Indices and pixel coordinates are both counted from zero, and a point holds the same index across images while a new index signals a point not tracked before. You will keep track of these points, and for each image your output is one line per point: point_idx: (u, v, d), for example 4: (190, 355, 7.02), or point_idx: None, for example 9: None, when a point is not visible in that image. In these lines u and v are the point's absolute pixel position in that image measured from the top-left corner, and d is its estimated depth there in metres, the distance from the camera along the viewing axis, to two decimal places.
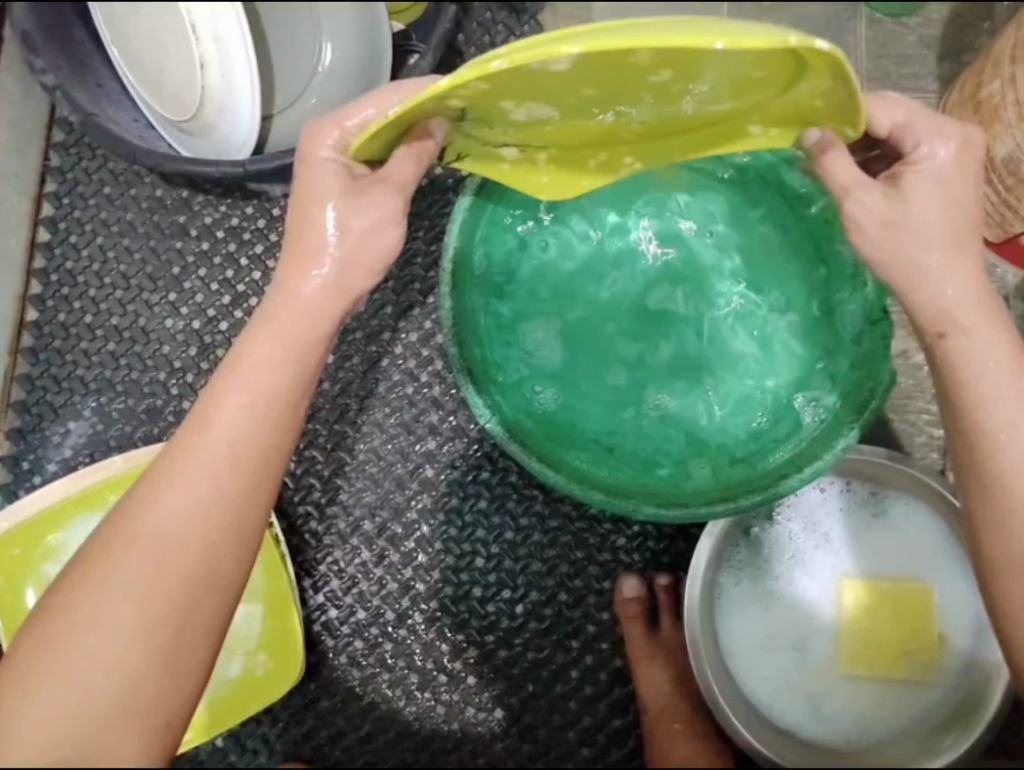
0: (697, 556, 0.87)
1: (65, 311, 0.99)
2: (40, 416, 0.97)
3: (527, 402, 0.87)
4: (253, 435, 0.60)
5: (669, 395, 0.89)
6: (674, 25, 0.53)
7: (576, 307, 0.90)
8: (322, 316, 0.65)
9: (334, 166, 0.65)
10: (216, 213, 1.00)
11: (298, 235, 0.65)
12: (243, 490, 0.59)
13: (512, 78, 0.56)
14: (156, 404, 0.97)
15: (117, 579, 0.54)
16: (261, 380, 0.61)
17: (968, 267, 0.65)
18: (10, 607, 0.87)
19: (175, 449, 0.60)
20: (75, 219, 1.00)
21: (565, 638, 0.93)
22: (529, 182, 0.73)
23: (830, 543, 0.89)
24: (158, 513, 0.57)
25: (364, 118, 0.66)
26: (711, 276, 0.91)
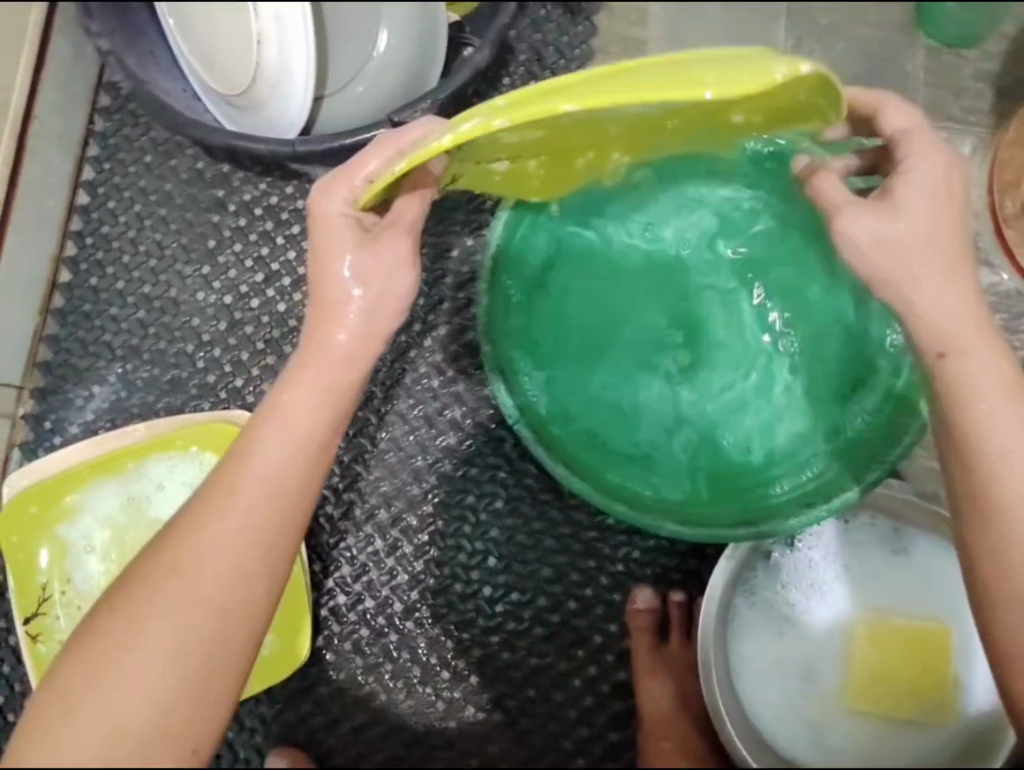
0: (713, 578, 0.85)
1: (98, 275, 0.98)
2: (64, 378, 0.96)
3: (552, 408, 0.85)
4: (288, 474, 0.59)
5: (697, 413, 0.86)
6: (663, 69, 0.55)
7: (608, 316, 0.88)
8: (354, 361, 0.64)
9: (346, 222, 0.63)
10: (256, 191, 0.99)
11: (324, 274, 0.64)
12: (277, 526, 0.58)
13: (516, 129, 0.58)
14: (181, 376, 0.96)
15: (158, 609, 0.54)
16: (303, 412, 0.61)
17: (946, 295, 0.61)
18: (24, 565, 0.88)
19: (214, 483, 0.59)
20: (114, 185, 1.00)
21: (570, 646, 0.92)
22: (519, 181, 0.74)
23: (849, 575, 0.87)
24: (194, 548, 0.56)
25: (369, 172, 0.62)
26: (751, 296, 0.88)
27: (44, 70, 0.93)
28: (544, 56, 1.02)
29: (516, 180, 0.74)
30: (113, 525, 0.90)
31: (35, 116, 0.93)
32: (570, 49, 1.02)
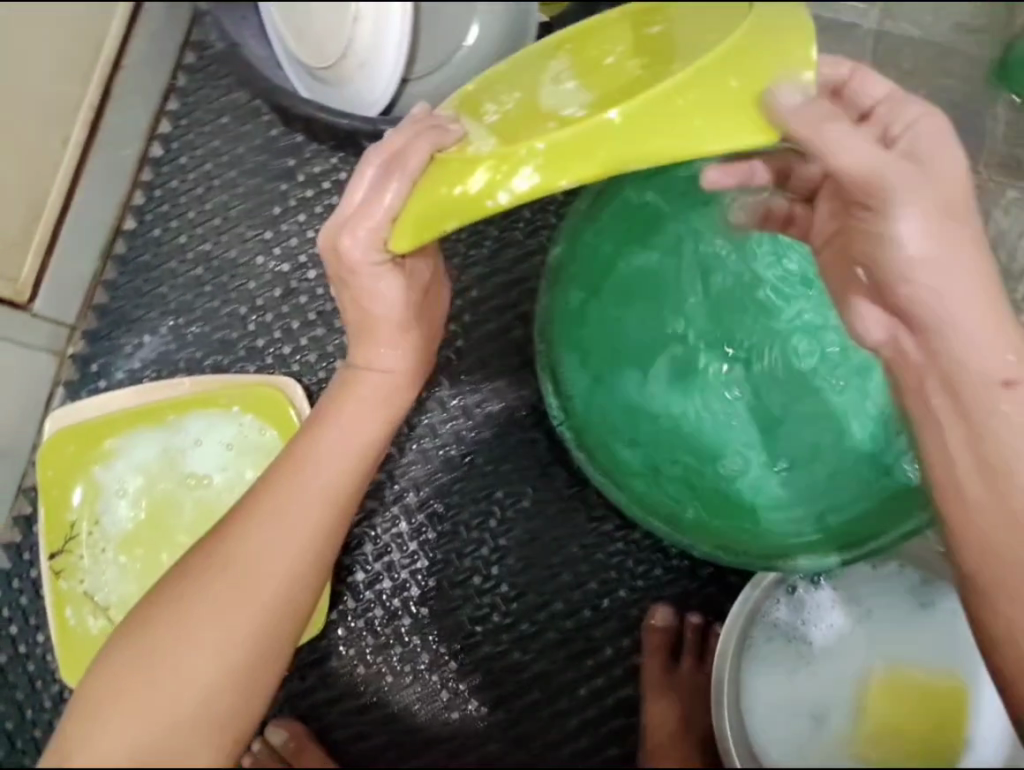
0: (736, 607, 0.84)
1: (162, 227, 0.98)
2: (117, 324, 0.97)
3: (596, 413, 0.85)
4: (340, 480, 0.64)
5: (739, 437, 0.86)
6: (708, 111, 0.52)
7: (661, 330, 0.88)
8: (404, 383, 0.70)
9: (371, 260, 0.62)
10: (325, 165, 0.98)
11: (368, 309, 0.66)
12: (327, 528, 0.62)
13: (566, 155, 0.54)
14: (231, 337, 0.96)
15: (211, 603, 0.56)
16: (356, 427, 0.67)
17: (977, 296, 0.54)
18: (57, 501, 0.90)
19: (268, 486, 0.63)
20: (188, 142, 0.99)
21: (581, 654, 0.92)
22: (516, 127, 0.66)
23: (870, 623, 0.85)
24: (250, 544, 0.59)
25: (390, 210, 0.59)
26: (803, 340, 0.87)
27: (139, 24, 0.96)
28: None
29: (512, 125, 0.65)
30: (146, 472, 0.91)
31: (123, 65, 0.95)
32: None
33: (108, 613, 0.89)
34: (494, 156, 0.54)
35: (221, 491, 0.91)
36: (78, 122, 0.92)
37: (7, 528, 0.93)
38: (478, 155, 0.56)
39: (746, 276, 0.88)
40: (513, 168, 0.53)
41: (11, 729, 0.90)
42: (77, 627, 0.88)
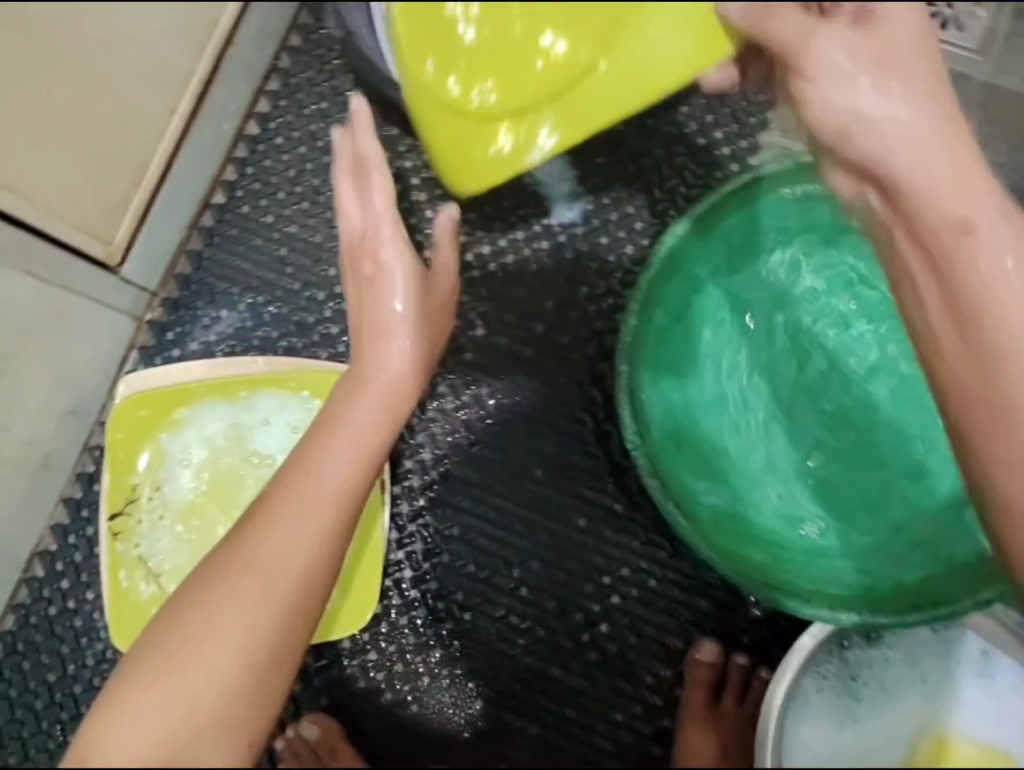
0: (789, 653, 0.83)
1: (251, 204, 0.99)
2: (197, 296, 0.98)
3: (666, 442, 0.85)
4: (348, 483, 0.70)
5: (796, 483, 0.86)
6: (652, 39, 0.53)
7: (728, 366, 0.88)
8: (408, 379, 0.76)
9: (398, 259, 0.77)
10: (418, 161, 0.98)
11: (387, 309, 0.77)
12: (334, 530, 0.67)
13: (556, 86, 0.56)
14: (307, 320, 0.96)
15: (223, 604, 0.61)
16: (361, 430, 0.73)
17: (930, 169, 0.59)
18: (123, 464, 0.91)
19: (284, 490, 0.68)
20: (286, 122, 0.99)
21: (621, 678, 0.91)
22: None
23: (924, 686, 0.85)
24: (264, 549, 0.64)
25: (391, 234, 0.76)
26: (865, 389, 0.87)
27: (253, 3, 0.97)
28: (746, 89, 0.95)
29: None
30: (212, 445, 0.92)
31: (235, 41, 0.96)
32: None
33: (159, 579, 0.90)
34: (511, 114, 0.57)
35: None
36: (186, 94, 0.94)
37: (70, 482, 0.95)
38: (488, 109, 0.57)
39: (818, 323, 0.88)
40: (530, 131, 0.57)
41: (52, 681, 0.92)
42: (128, 591, 0.89)
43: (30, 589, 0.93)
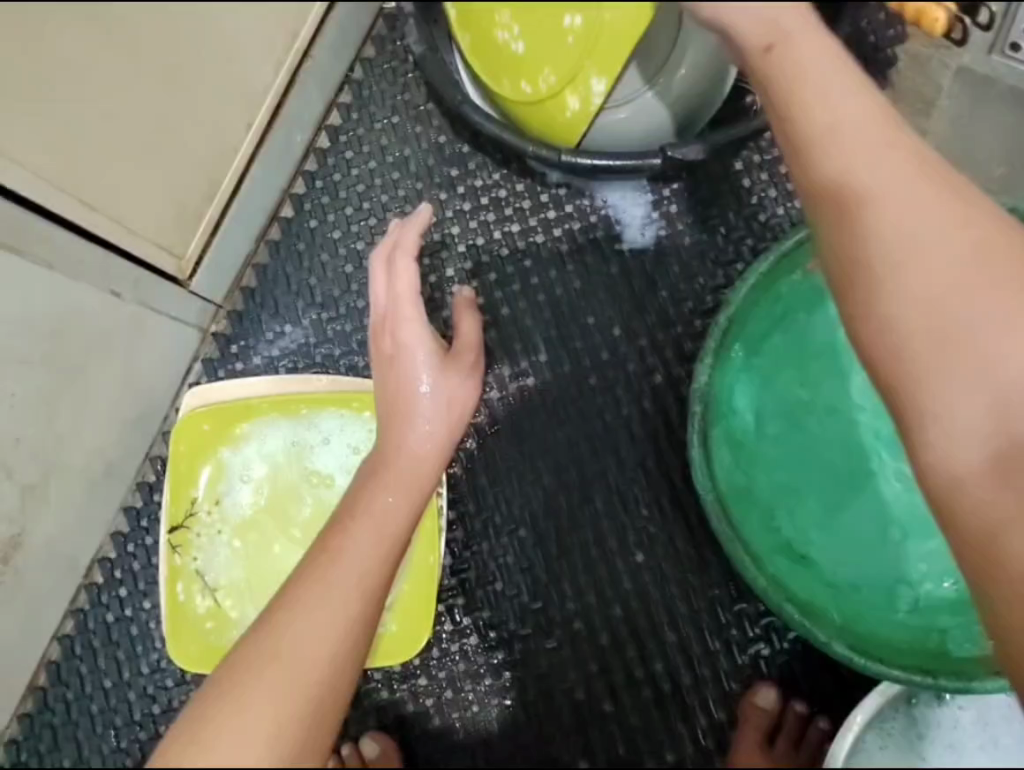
0: (855, 709, 0.81)
1: (318, 218, 0.98)
2: (262, 309, 0.97)
3: (719, 482, 0.82)
4: (375, 565, 0.60)
5: (815, 547, 0.85)
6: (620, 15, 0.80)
7: (760, 421, 0.87)
8: (434, 453, 0.73)
9: (418, 345, 0.77)
10: (487, 180, 0.97)
11: (409, 391, 0.76)
12: (363, 611, 0.56)
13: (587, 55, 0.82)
14: (369, 338, 0.96)
15: (244, 695, 0.47)
16: (385, 516, 0.65)
17: (876, 147, 0.55)
18: (184, 478, 0.91)
19: (301, 580, 0.58)
20: (357, 136, 0.98)
21: (674, 718, 0.89)
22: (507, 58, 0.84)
23: (996, 750, 0.81)
24: (289, 631, 0.52)
25: (410, 314, 0.78)
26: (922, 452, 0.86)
27: (335, 14, 0.95)
28: None
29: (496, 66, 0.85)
30: (271, 463, 0.91)
31: (313, 55, 0.94)
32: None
33: (216, 593, 0.90)
34: (569, 82, 0.84)
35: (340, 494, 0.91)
36: (263, 109, 0.92)
37: (131, 491, 0.95)
38: (554, 89, 0.84)
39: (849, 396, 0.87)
40: (585, 84, 0.83)
41: (108, 686, 0.93)
42: (186, 604, 0.90)
43: (90, 594, 0.95)
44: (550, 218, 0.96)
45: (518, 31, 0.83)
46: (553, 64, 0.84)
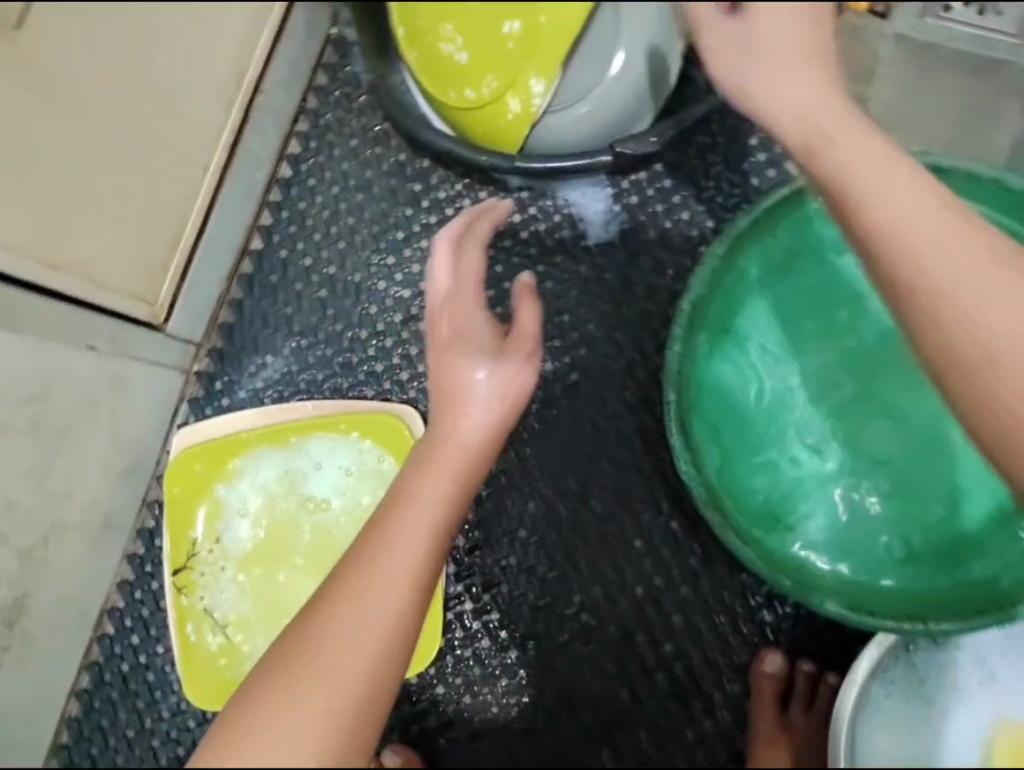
0: (855, 662, 0.83)
1: (288, 248, 1.00)
2: (243, 345, 0.99)
3: (708, 467, 0.84)
4: (420, 566, 0.54)
5: (810, 517, 0.88)
6: (555, 27, 0.89)
7: (745, 400, 0.90)
8: (482, 446, 0.62)
9: (474, 336, 0.65)
10: (450, 191, 0.98)
11: (454, 381, 0.63)
12: (399, 626, 0.51)
13: (528, 64, 0.89)
14: (351, 360, 0.97)
15: (281, 724, 0.45)
16: (425, 510, 0.56)
17: (832, 104, 0.55)
18: (182, 520, 0.92)
19: (342, 583, 0.52)
20: (318, 164, 1.00)
21: (689, 695, 0.91)
22: (449, 76, 0.90)
23: (996, 685, 0.84)
24: (325, 650, 0.49)
25: (464, 311, 0.66)
26: (904, 412, 0.89)
27: (279, 47, 0.97)
28: None
29: (438, 80, 0.91)
30: (266, 494, 0.93)
31: (264, 88, 0.97)
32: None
33: (226, 629, 0.91)
34: (510, 86, 0.89)
35: (337, 517, 0.92)
36: (219, 147, 0.95)
37: (132, 539, 0.96)
38: (497, 93, 0.90)
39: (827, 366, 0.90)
40: (526, 87, 0.89)
41: (131, 736, 0.94)
42: (197, 644, 0.91)
43: (104, 646, 0.95)
44: (516, 222, 0.98)
45: (462, 45, 0.90)
46: (494, 70, 0.89)
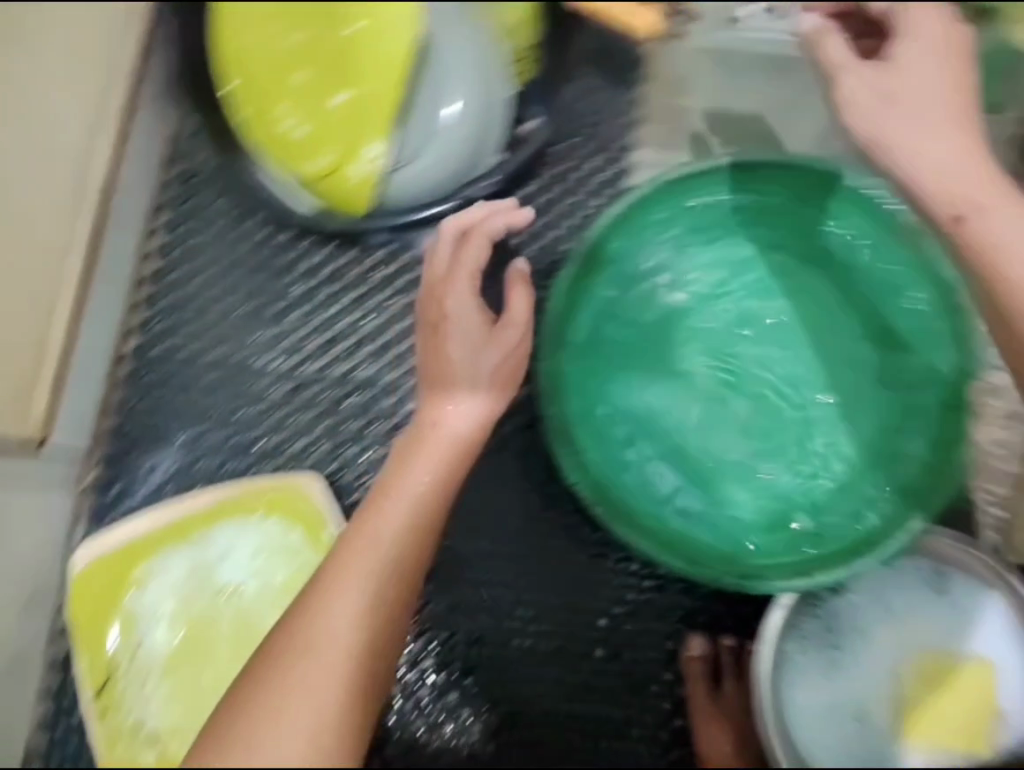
0: (765, 624, 0.89)
1: (164, 342, 1.00)
2: (133, 445, 0.98)
3: (604, 468, 0.90)
4: (402, 546, 0.74)
5: (728, 489, 0.91)
6: (381, 97, 0.94)
7: (649, 386, 0.94)
8: (459, 441, 0.83)
9: (468, 322, 0.86)
10: (320, 255, 0.99)
11: (446, 367, 0.84)
12: (389, 592, 0.71)
13: (363, 132, 0.93)
14: (245, 440, 0.97)
15: (299, 677, 0.65)
16: (410, 499, 0.78)
17: (926, 116, 0.87)
18: (94, 639, 0.91)
19: (337, 566, 0.73)
20: (183, 252, 1.02)
21: (627, 693, 0.95)
22: (292, 152, 0.93)
23: (896, 619, 0.90)
24: (328, 617, 0.68)
25: (462, 296, 0.86)
26: (805, 369, 0.94)
27: (126, 153, 1.00)
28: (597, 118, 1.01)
29: (283, 156, 0.94)
30: (178, 593, 0.92)
31: (117, 189, 0.98)
32: (628, 106, 1.01)
33: (158, 741, 0.88)
34: (348, 156, 0.93)
35: (254, 599, 0.92)
36: (75, 256, 0.94)
37: (47, 671, 0.92)
38: (337, 163, 0.93)
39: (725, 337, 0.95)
40: (364, 154, 0.93)
41: None
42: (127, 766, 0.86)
43: None
44: (387, 273, 0.98)
45: (299, 122, 0.94)
46: (332, 142, 0.93)
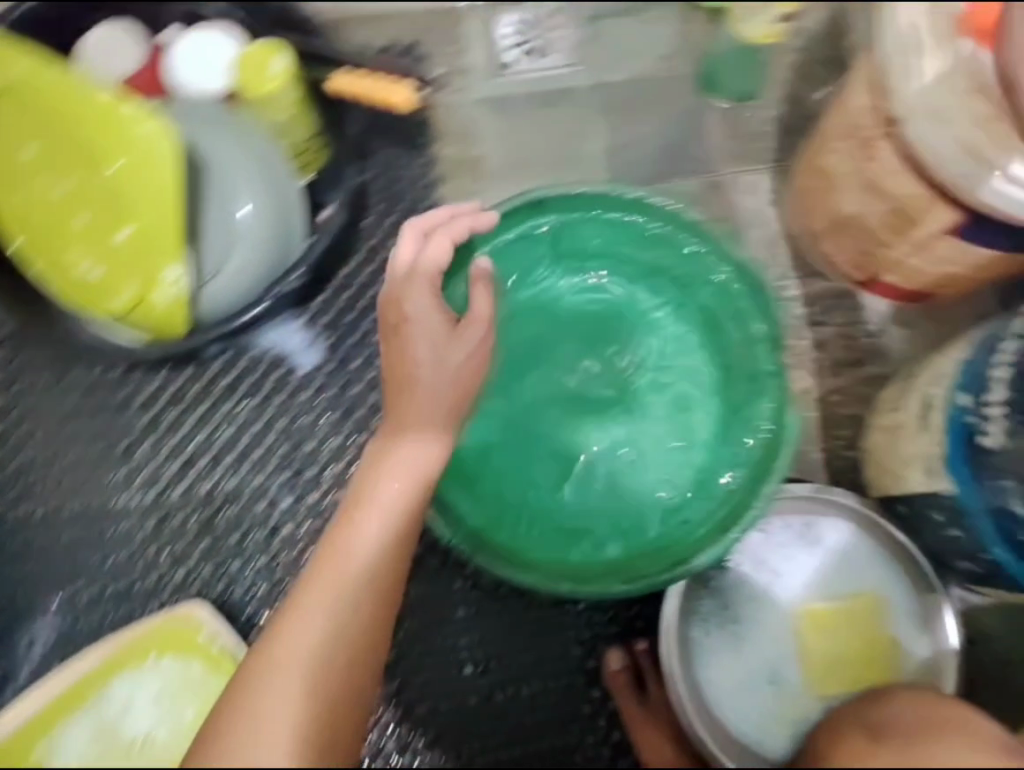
0: (663, 614, 0.93)
1: (14, 511, 0.96)
2: (6, 625, 0.94)
3: (477, 515, 0.91)
4: (380, 556, 0.66)
5: (603, 498, 0.95)
6: (158, 217, 0.86)
7: (514, 419, 0.97)
8: (432, 440, 0.73)
9: (435, 322, 0.77)
10: (153, 385, 0.99)
11: (412, 368, 0.75)
12: (368, 605, 0.63)
13: (152, 259, 0.87)
14: (123, 586, 0.96)
15: (268, 697, 0.56)
16: (387, 505, 0.69)
17: None
18: None
19: (313, 578, 0.65)
20: (13, 417, 0.98)
21: (562, 720, 0.97)
22: (92, 292, 0.89)
23: (782, 577, 0.95)
24: (298, 634, 0.60)
25: (418, 291, 0.78)
26: (653, 366, 0.99)
27: None
28: (396, 186, 1.04)
29: (87, 295, 0.89)
30: None
31: None
32: (424, 167, 1.04)
33: None
34: (145, 287, 0.87)
35: (166, 745, 0.85)
36: None
37: None
38: (138, 295, 0.88)
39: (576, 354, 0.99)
40: (161, 280, 0.87)
41: None
42: None
43: None
44: (227, 384, 0.99)
45: (93, 263, 0.88)
46: (126, 276, 0.87)
